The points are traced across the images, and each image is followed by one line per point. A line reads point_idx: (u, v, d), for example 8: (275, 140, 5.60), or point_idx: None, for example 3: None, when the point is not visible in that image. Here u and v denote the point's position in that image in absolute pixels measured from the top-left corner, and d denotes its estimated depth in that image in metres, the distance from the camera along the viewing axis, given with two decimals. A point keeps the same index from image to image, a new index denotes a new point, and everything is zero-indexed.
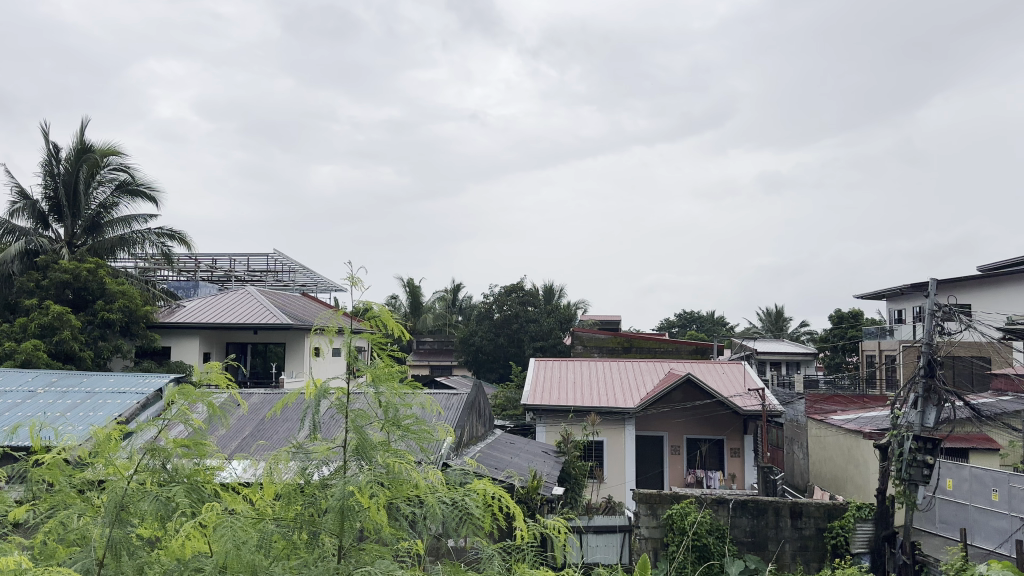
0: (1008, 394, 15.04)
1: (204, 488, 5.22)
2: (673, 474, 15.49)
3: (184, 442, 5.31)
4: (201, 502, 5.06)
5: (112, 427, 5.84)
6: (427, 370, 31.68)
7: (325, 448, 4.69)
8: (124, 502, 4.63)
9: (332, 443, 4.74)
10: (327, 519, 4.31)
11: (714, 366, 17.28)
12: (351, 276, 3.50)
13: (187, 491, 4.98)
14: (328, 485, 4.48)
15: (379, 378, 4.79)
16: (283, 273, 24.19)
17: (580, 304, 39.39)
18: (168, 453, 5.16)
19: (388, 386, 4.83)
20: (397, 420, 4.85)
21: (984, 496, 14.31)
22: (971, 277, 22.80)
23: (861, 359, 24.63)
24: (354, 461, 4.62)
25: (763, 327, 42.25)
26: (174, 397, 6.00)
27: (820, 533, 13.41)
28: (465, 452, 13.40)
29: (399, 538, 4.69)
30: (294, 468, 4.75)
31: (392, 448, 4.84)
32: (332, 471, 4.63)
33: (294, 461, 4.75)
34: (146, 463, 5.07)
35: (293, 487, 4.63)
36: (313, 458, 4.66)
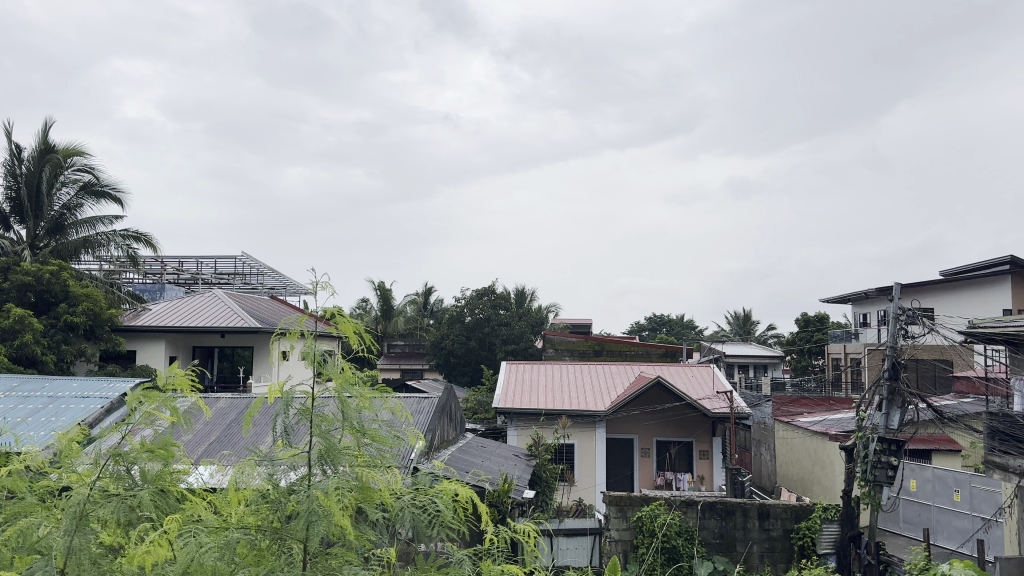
0: (969, 396, 15.37)
1: (169, 494, 5.10)
2: (643, 476, 15.55)
3: (149, 445, 5.15)
4: (166, 509, 4.93)
5: (75, 432, 5.69)
6: (398, 374, 31.50)
7: (292, 453, 4.58)
8: (85, 509, 4.50)
9: (298, 448, 4.64)
10: (294, 526, 4.21)
11: (683, 368, 17.40)
12: (317, 281, 3.46)
13: (151, 498, 4.86)
14: (294, 491, 4.38)
15: (347, 382, 4.68)
16: (251, 276, 23.90)
17: (551, 307, 39.42)
18: (134, 456, 5.02)
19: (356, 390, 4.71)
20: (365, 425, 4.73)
21: (946, 497, 14.64)
22: (934, 282, 23.26)
23: (827, 362, 25.01)
24: (320, 467, 4.53)
25: (731, 331, 42.69)
26: (138, 401, 5.87)
27: (787, 534, 13.60)
28: (436, 456, 13.35)
29: (366, 545, 4.62)
30: (261, 475, 4.64)
31: (360, 453, 4.74)
32: (298, 477, 4.54)
33: (260, 468, 4.64)
34: (109, 469, 4.95)
35: (260, 494, 4.52)
36: (280, 462, 4.56)
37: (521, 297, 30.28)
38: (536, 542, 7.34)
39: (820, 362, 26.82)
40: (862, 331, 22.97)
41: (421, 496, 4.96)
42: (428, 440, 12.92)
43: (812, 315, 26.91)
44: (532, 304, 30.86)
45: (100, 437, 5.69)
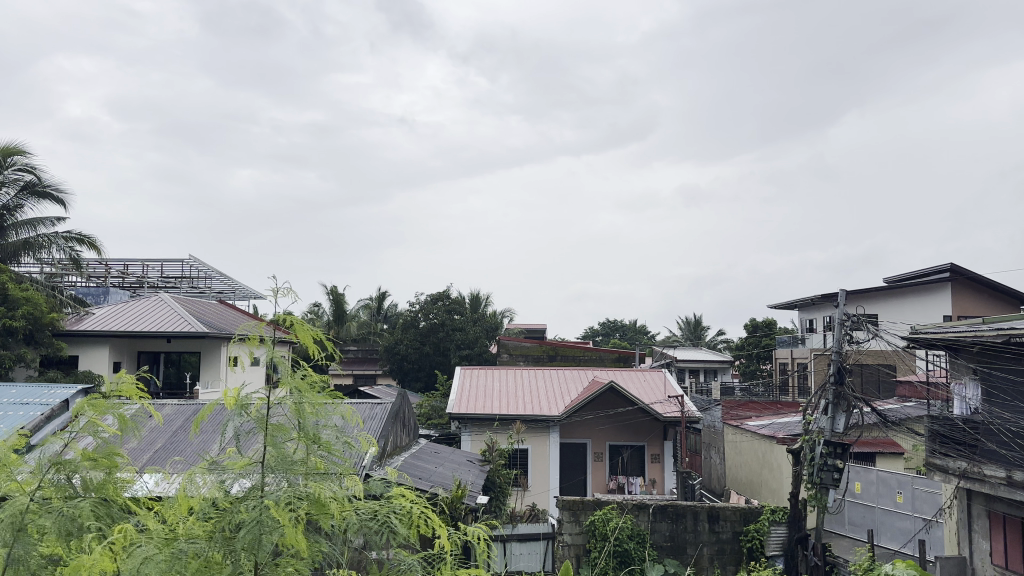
0: (911, 400, 15.82)
1: (114, 503, 4.97)
2: (596, 480, 15.64)
3: (92, 455, 5.07)
4: (110, 517, 4.81)
5: (14, 439, 5.51)
6: (351, 380, 31.14)
7: (244, 462, 4.53)
8: (24, 521, 4.38)
9: (250, 457, 4.58)
10: (241, 538, 4.10)
11: (635, 373, 17.55)
12: (277, 290, 3.42)
13: (94, 506, 4.74)
14: (244, 501, 4.33)
15: (301, 390, 4.63)
16: (199, 279, 23.40)
17: (506, 312, 39.35)
18: (75, 465, 4.93)
19: (309, 398, 4.65)
20: (317, 434, 4.69)
21: (889, 498, 15.03)
22: (877, 289, 23.90)
23: (775, 366, 25.52)
24: (271, 476, 4.49)
25: (682, 336, 43.27)
26: (82, 409, 5.69)
27: (736, 536, 13.89)
28: (389, 463, 13.20)
29: (318, 555, 4.53)
30: (211, 483, 4.60)
31: (311, 463, 4.63)
32: (249, 485, 4.50)
33: (211, 476, 4.60)
34: (51, 478, 4.83)
35: (209, 503, 4.45)
36: (230, 471, 4.52)
37: (476, 302, 30.20)
38: (489, 546, 7.32)
39: (768, 367, 27.31)
40: (808, 336, 23.47)
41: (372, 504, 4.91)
42: (381, 447, 12.77)
43: (760, 321, 27.44)
44: (486, 309, 30.82)
45: (41, 445, 5.52)
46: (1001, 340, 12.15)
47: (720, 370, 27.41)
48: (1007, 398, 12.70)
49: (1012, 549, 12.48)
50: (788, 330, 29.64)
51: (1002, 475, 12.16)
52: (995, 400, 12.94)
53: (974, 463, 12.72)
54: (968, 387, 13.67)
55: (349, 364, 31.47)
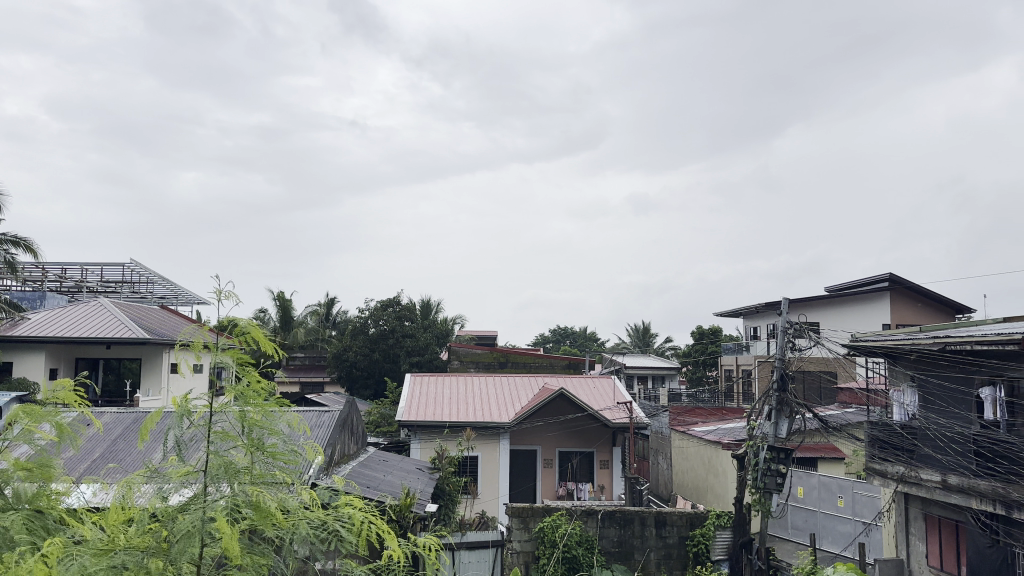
0: (852, 406, 16.28)
1: (48, 516, 4.93)
2: (546, 487, 15.67)
3: (27, 466, 5.07)
4: (44, 530, 4.79)
5: None
6: (298, 387, 30.65)
7: (185, 471, 4.48)
8: None
9: (192, 466, 4.52)
10: (179, 548, 4.07)
11: (585, 380, 17.64)
12: (224, 295, 3.38)
13: (27, 520, 4.70)
14: (183, 510, 4.29)
15: (244, 396, 4.52)
16: (140, 284, 22.80)
17: (456, 318, 39.20)
18: (8, 476, 4.93)
19: (254, 405, 4.54)
20: (262, 441, 4.60)
21: (831, 503, 15.34)
22: (819, 297, 24.52)
23: (720, 373, 25.98)
24: (214, 485, 4.41)
25: (630, 343, 43.82)
26: (16, 416, 5.54)
27: (683, 541, 14.05)
28: (336, 472, 13.00)
29: (262, 566, 4.41)
30: (150, 492, 4.53)
31: (254, 471, 4.53)
32: (191, 495, 4.45)
33: (150, 485, 4.53)
34: None
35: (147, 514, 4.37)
36: (170, 481, 4.45)
37: (426, 308, 30.05)
38: (437, 555, 7.30)
39: (714, 374, 27.78)
40: (752, 344, 23.97)
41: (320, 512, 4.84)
42: (328, 455, 12.58)
43: (707, 328, 27.97)
44: (436, 315, 30.71)
45: None
46: (938, 348, 12.58)
47: (667, 377, 27.74)
48: (942, 404, 13.16)
49: (948, 552, 12.93)
50: (732, 338, 30.23)
51: (938, 479, 12.60)
52: (931, 406, 13.40)
53: (912, 468, 13.14)
54: (906, 393, 14.15)
55: (295, 371, 30.95)
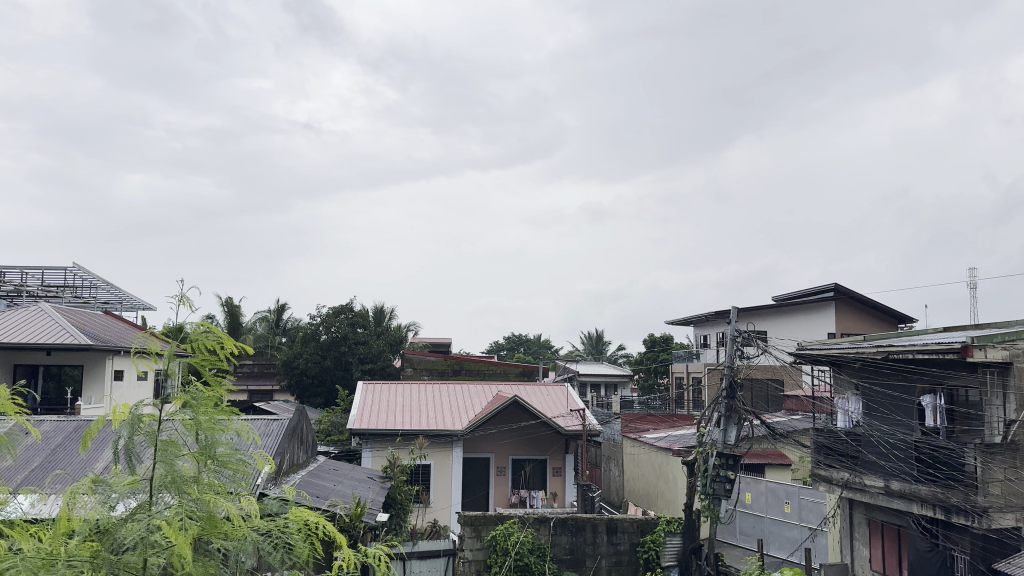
0: (798, 413, 16.66)
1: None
2: (498, 495, 15.65)
3: None
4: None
5: None
6: (247, 395, 30.06)
7: (131, 482, 4.36)
8: None
9: (138, 475, 4.40)
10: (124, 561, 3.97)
11: (539, 387, 17.64)
12: (177, 299, 3.36)
13: None
14: (129, 519, 4.19)
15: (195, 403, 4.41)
16: (82, 289, 22.21)
17: (409, 325, 38.91)
18: None
19: (206, 416, 4.43)
20: (212, 450, 4.49)
21: (777, 508, 15.66)
22: (767, 306, 25.03)
23: (671, 380, 26.31)
24: (161, 495, 4.31)
25: (584, 351, 44.12)
26: None
27: (633, 547, 14.17)
28: (285, 481, 12.74)
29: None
30: (93, 502, 4.40)
31: (203, 481, 4.43)
32: (136, 505, 4.34)
33: (94, 495, 4.40)
34: None
35: (90, 526, 4.24)
36: (114, 491, 4.33)
37: (379, 315, 29.79)
38: (386, 565, 7.22)
39: (665, 381, 28.11)
40: (702, 351, 24.35)
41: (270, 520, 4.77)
42: (277, 464, 12.35)
43: (658, 336, 28.35)
44: (390, 322, 30.51)
45: None
46: (881, 357, 12.91)
47: (619, 385, 27.93)
48: (885, 411, 13.50)
49: (890, 557, 13.27)
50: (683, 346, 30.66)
51: (881, 485, 12.93)
52: (874, 413, 13.73)
53: (856, 474, 13.46)
54: (851, 401, 14.40)
55: (244, 379, 30.37)
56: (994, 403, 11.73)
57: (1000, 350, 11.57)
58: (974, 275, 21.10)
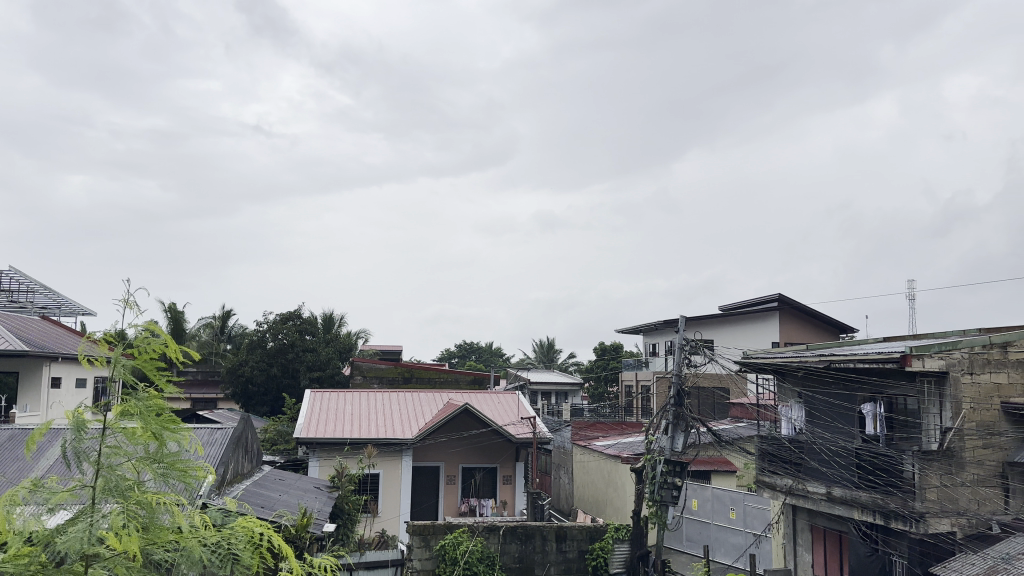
0: (744, 420, 17.02)
1: None
2: (447, 504, 15.58)
3: None
4: None
5: None
6: (190, 404, 29.38)
7: (71, 489, 4.20)
8: None
9: (78, 483, 4.25)
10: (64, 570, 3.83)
11: (490, 395, 17.60)
12: (119, 304, 3.31)
13: None
14: (69, 527, 4.04)
15: (140, 410, 4.30)
16: (18, 293, 21.42)
17: (360, 332, 38.54)
18: None
19: (151, 423, 4.34)
20: (158, 455, 4.39)
21: (723, 514, 15.90)
22: (713, 315, 25.51)
23: (621, 388, 26.58)
24: (104, 502, 4.17)
25: (535, 359, 44.28)
26: None
27: (582, 555, 14.22)
28: (228, 492, 12.43)
29: None
30: (27, 511, 4.21)
31: (148, 489, 4.33)
32: (75, 513, 4.19)
33: (29, 504, 4.21)
34: None
35: (24, 536, 4.07)
36: (52, 499, 4.17)
37: (328, 322, 29.37)
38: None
39: (614, 389, 28.44)
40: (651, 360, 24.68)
41: (214, 530, 4.68)
42: (220, 474, 12.04)
43: (608, 344, 28.67)
44: (339, 329, 30.17)
45: None
46: (823, 366, 13.18)
47: (570, 393, 28.12)
48: (827, 419, 13.79)
49: (832, 562, 13.60)
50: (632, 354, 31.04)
51: (823, 491, 13.22)
52: (817, 421, 14.00)
53: (799, 481, 13.74)
54: (794, 409, 14.73)
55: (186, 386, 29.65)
56: (932, 411, 12.13)
57: (937, 360, 11.94)
58: (913, 286, 21.89)
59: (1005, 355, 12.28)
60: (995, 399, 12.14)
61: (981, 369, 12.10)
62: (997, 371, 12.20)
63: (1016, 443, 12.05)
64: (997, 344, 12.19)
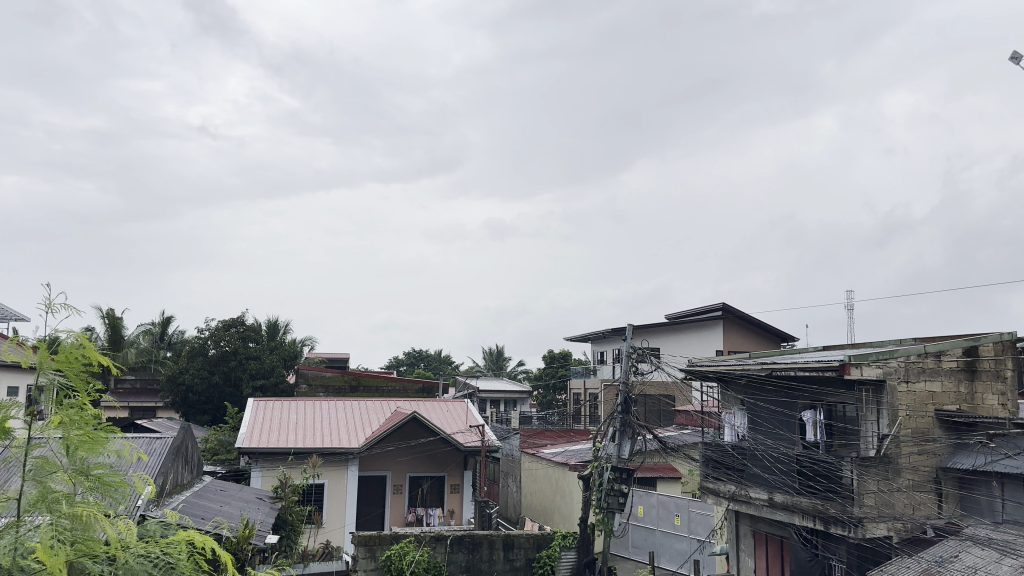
0: (689, 427, 17.31)
1: None
2: (394, 514, 15.43)
3: None
4: None
5: None
6: (128, 413, 28.55)
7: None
8: None
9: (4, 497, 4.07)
10: None
11: (438, 403, 17.47)
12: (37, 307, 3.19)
13: None
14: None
15: (70, 422, 4.13)
16: None
17: (307, 338, 37.88)
18: None
19: (81, 433, 4.17)
20: (89, 468, 4.22)
21: (668, 521, 16.13)
22: (660, 323, 25.84)
23: (569, 396, 26.75)
24: (32, 518, 4.01)
25: (484, 367, 44.15)
26: None
27: (529, 563, 14.16)
28: (167, 503, 12.05)
29: None
30: None
31: (79, 502, 4.17)
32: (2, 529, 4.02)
33: None
34: None
35: None
36: None
37: (273, 329, 28.80)
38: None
39: (563, 397, 28.64)
40: (599, 368, 24.93)
41: (152, 543, 4.50)
42: (159, 485, 11.66)
43: (557, 352, 28.84)
44: (284, 336, 29.64)
45: None
46: (766, 374, 13.44)
47: (519, 401, 28.15)
48: (769, 426, 14.07)
49: (773, 567, 13.87)
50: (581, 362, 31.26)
51: (765, 497, 13.50)
52: (759, 428, 14.28)
53: (742, 487, 14.01)
54: (737, 416, 15.03)
55: (124, 395, 28.76)
56: (870, 419, 12.51)
57: (874, 368, 12.31)
58: (851, 297, 22.59)
59: (939, 363, 12.71)
60: (929, 406, 12.54)
61: (916, 377, 12.49)
62: (931, 379, 12.62)
63: (949, 449, 12.45)
64: (932, 353, 12.58)
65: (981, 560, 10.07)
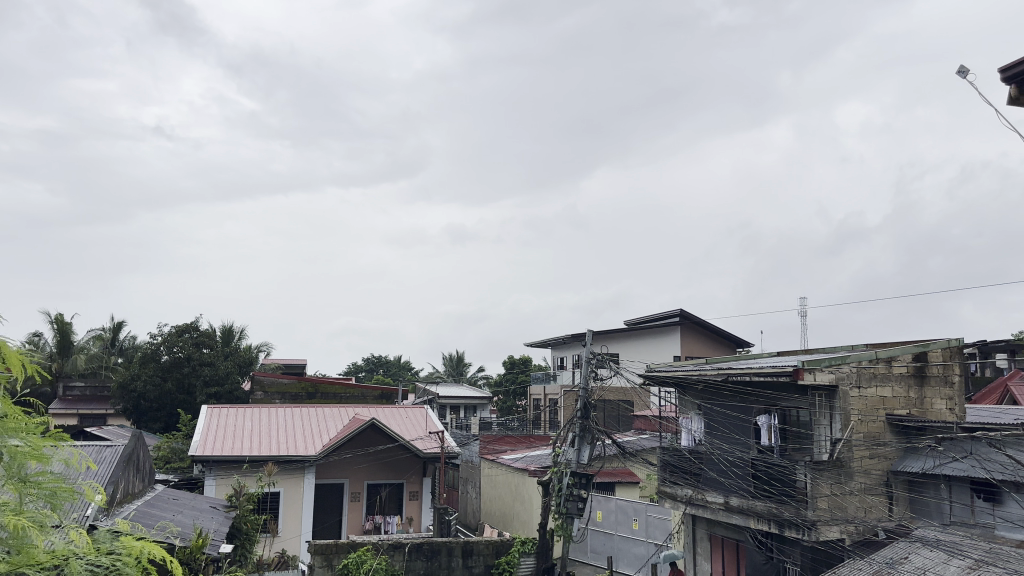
0: (646, 432, 17.47)
1: None
2: (351, 522, 15.24)
3: None
4: None
5: None
6: (76, 421, 27.80)
7: None
8: None
9: None
10: None
11: (397, 410, 17.35)
12: None
13: None
14: None
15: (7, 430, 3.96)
16: None
17: (264, 344, 37.37)
18: None
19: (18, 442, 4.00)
20: (28, 478, 4.06)
21: (626, 525, 16.30)
22: (618, 329, 26.17)
23: (529, 402, 26.82)
24: None
25: (444, 373, 44.04)
26: None
27: (488, 569, 14.13)
28: (117, 512, 11.75)
29: None
30: None
31: (19, 512, 4.01)
32: None
33: None
34: None
35: None
36: None
37: (228, 335, 28.29)
38: None
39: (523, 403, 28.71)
40: (559, 374, 25.11)
41: (97, 553, 4.36)
42: (109, 494, 11.35)
43: (517, 358, 29.00)
44: (239, 342, 29.16)
45: None
46: (722, 379, 13.62)
47: (479, 407, 28.13)
48: (725, 430, 14.25)
49: (729, 569, 14.05)
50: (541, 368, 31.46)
51: (721, 501, 13.66)
52: (715, 432, 14.47)
53: (699, 491, 14.17)
54: (694, 421, 15.24)
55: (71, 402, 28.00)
56: (823, 423, 12.77)
57: (827, 373, 12.58)
58: (803, 304, 23.23)
59: (889, 369, 13.02)
60: (879, 410, 12.86)
61: (867, 382, 12.80)
62: (882, 384, 12.94)
63: (899, 452, 12.74)
64: (882, 359, 12.89)
65: (929, 561, 10.32)
